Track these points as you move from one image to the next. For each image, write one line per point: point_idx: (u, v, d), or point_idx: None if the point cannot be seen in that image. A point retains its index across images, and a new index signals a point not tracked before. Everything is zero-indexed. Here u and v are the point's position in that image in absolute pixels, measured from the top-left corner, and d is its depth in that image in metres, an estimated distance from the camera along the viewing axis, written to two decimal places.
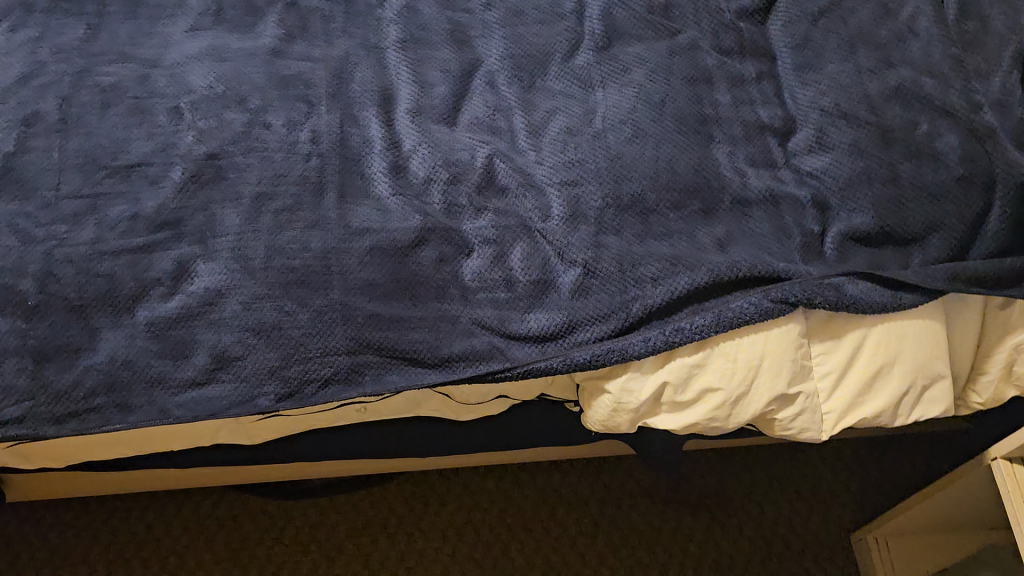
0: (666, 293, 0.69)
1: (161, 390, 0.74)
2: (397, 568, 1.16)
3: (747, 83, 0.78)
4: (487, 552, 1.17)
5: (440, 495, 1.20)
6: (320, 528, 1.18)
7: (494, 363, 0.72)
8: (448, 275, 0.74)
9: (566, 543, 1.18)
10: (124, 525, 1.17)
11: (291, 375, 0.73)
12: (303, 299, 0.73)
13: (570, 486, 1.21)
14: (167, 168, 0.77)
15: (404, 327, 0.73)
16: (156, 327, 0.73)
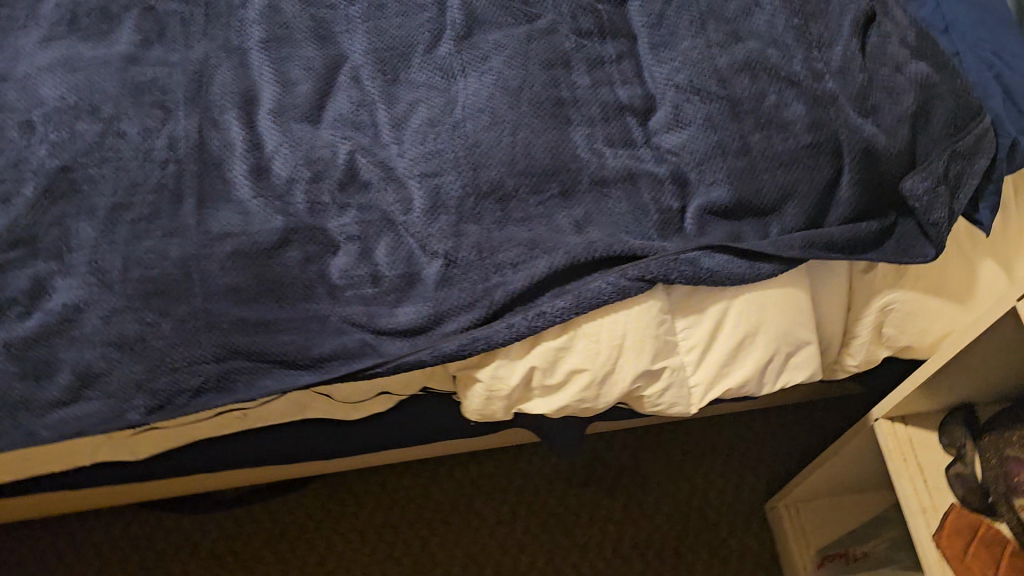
0: (526, 277, 0.69)
1: (27, 411, 0.73)
2: (317, 571, 1.16)
3: (606, 64, 0.78)
4: (408, 549, 1.17)
5: (357, 496, 1.19)
6: (236, 539, 1.17)
7: (364, 360, 0.73)
8: (314, 274, 0.74)
9: (486, 533, 1.18)
10: (32, 551, 1.14)
11: (159, 388, 0.72)
12: (164, 309, 0.72)
13: (487, 476, 1.21)
14: (19, 184, 0.76)
15: (272, 330, 0.73)
16: (15, 348, 0.72)
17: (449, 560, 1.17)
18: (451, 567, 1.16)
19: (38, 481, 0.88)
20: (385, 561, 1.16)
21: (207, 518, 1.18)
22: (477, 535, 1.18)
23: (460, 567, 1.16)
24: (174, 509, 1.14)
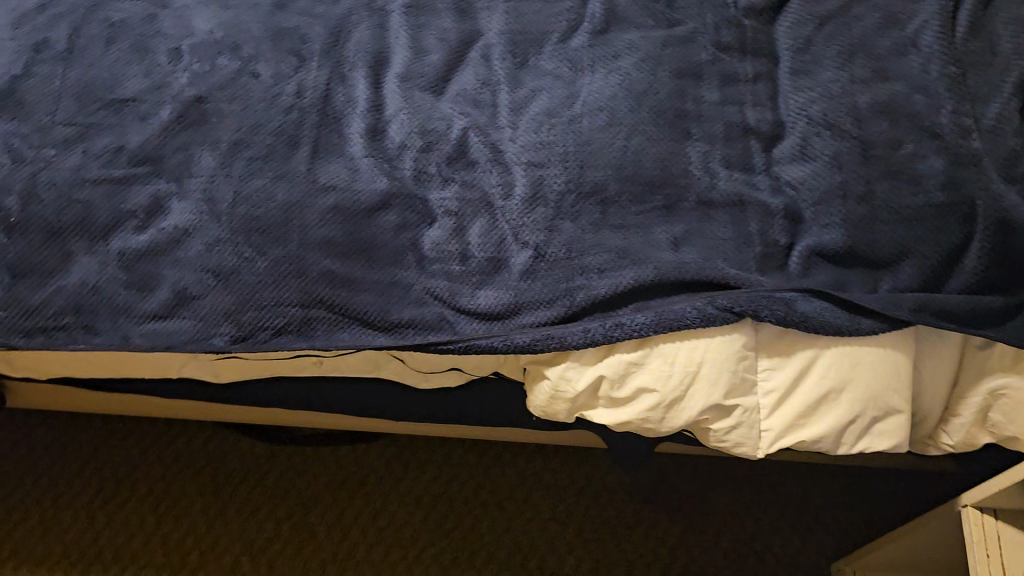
0: (610, 285, 0.68)
1: (126, 318, 0.77)
2: (368, 525, 1.17)
3: (741, 83, 0.75)
4: (459, 525, 1.17)
5: (421, 461, 1.21)
6: (301, 477, 1.21)
7: (439, 335, 0.73)
8: (407, 242, 0.75)
9: (537, 527, 1.17)
10: (121, 446, 1.22)
11: (245, 321, 0.75)
12: (262, 247, 0.74)
13: (550, 471, 1.20)
14: (157, 105, 0.80)
15: (356, 288, 0.74)
16: (126, 257, 0.77)
17: (496, 545, 1.16)
18: (498, 553, 1.16)
19: (123, 382, 0.92)
20: (434, 531, 1.17)
21: (280, 450, 1.23)
22: (530, 527, 1.17)
23: (506, 554, 1.15)
24: (251, 436, 1.19)
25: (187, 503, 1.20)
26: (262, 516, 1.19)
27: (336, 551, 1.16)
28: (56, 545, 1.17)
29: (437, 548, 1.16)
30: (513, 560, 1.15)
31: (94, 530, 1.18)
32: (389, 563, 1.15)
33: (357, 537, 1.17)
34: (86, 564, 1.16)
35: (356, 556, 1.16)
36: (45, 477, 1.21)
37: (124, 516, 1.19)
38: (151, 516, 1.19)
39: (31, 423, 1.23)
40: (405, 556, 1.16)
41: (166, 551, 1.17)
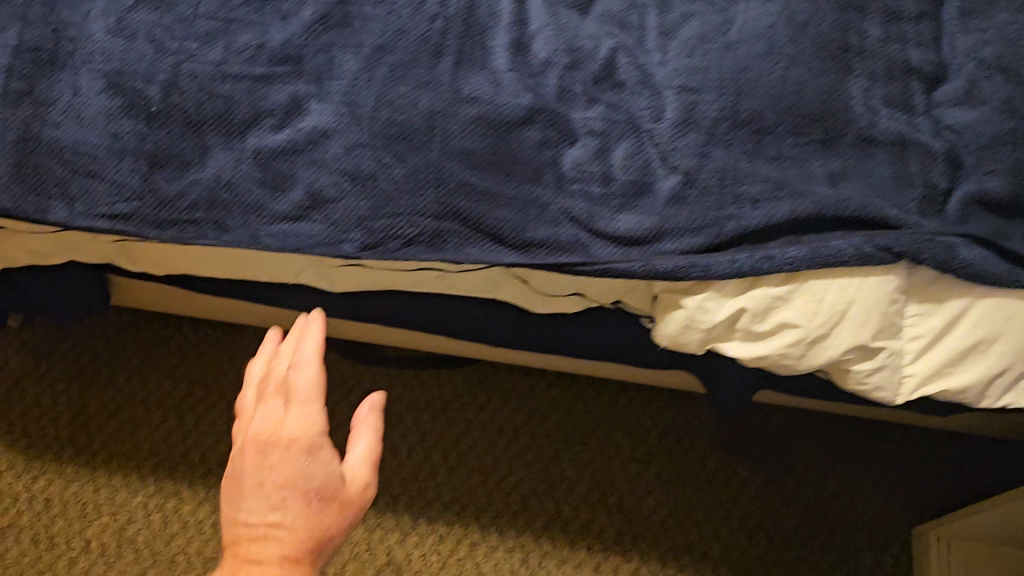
0: (763, 215, 0.66)
1: (257, 217, 0.77)
2: (450, 449, 1.19)
3: (904, 20, 0.72)
4: (540, 458, 1.18)
5: (505, 390, 1.22)
6: (386, 396, 1.22)
7: (574, 257, 0.72)
8: (546, 159, 0.73)
9: (618, 465, 1.18)
10: (210, 353, 1.24)
11: (377, 228, 0.75)
12: (401, 154, 0.74)
13: (633, 411, 1.20)
14: (299, 5, 0.79)
15: (493, 202, 0.73)
16: (262, 155, 0.77)
17: (576, 480, 1.17)
18: (577, 489, 1.17)
19: (235, 285, 0.93)
20: (515, 461, 1.18)
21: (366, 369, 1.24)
22: (610, 466, 1.18)
23: (586, 491, 1.16)
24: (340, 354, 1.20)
25: None
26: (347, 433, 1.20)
27: (417, 473, 1.17)
28: (146, 444, 1.20)
29: (518, 478, 1.17)
30: (592, 497, 1.16)
31: (183, 432, 1.21)
32: (469, 489, 1.17)
33: (439, 461, 1.18)
34: (173, 464, 1.19)
35: (437, 479, 1.17)
36: (136, 376, 1.23)
37: (212, 420, 1.21)
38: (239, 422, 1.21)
39: (123, 323, 1.25)
40: (486, 484, 1.17)
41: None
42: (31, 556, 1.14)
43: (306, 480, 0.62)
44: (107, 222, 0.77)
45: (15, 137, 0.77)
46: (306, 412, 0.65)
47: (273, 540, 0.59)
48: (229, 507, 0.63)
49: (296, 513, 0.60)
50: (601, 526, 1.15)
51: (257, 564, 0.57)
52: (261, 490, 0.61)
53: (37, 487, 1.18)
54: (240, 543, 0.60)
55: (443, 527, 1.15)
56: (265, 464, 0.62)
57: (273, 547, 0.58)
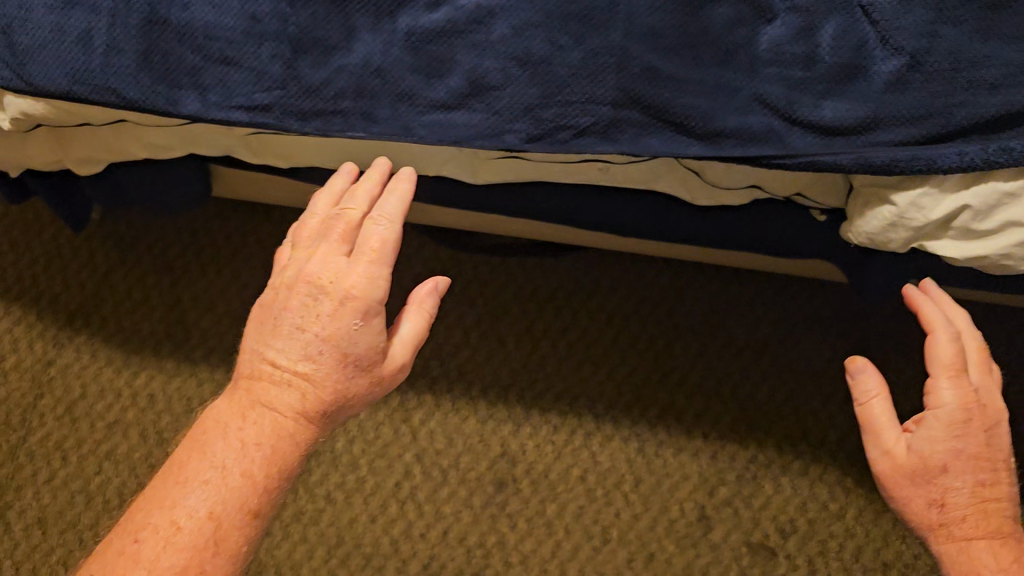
0: (1003, 103, 0.61)
1: (408, 107, 0.71)
2: (559, 340, 1.16)
3: None
4: (650, 347, 1.16)
5: (612, 278, 1.17)
6: (489, 286, 1.18)
7: (768, 149, 0.66)
8: (740, 39, 0.66)
9: (731, 353, 1.15)
10: None
11: (546, 118, 0.69)
12: (579, 35, 0.67)
13: (746, 298, 1.16)
14: None
15: (679, 88, 0.67)
16: (415, 38, 0.69)
17: (688, 367, 1.15)
18: (690, 377, 1.15)
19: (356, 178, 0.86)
20: (626, 350, 1.16)
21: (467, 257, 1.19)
22: (723, 353, 1.15)
23: (699, 378, 1.15)
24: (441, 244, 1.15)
25: None
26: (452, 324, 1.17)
27: (527, 365, 1.16)
28: (246, 337, 1.17)
29: (629, 367, 1.15)
30: (706, 385, 1.15)
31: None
32: (581, 380, 1.15)
33: (548, 352, 1.16)
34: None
35: (547, 369, 1.15)
36: (228, 269, 1.19)
37: None
38: None
39: (209, 214, 1.19)
40: (596, 373, 1.15)
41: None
42: (142, 452, 1.13)
43: (346, 343, 0.61)
44: (245, 114, 0.71)
45: (140, 19, 0.69)
46: (370, 270, 0.62)
47: (296, 389, 0.60)
48: (263, 325, 0.64)
49: (330, 371, 0.61)
50: (715, 415, 1.14)
51: (273, 411, 0.59)
52: (296, 333, 0.61)
53: (139, 383, 1.16)
54: (262, 371, 0.61)
55: (556, 418, 1.14)
56: (313, 311, 0.61)
57: (291, 397, 0.60)
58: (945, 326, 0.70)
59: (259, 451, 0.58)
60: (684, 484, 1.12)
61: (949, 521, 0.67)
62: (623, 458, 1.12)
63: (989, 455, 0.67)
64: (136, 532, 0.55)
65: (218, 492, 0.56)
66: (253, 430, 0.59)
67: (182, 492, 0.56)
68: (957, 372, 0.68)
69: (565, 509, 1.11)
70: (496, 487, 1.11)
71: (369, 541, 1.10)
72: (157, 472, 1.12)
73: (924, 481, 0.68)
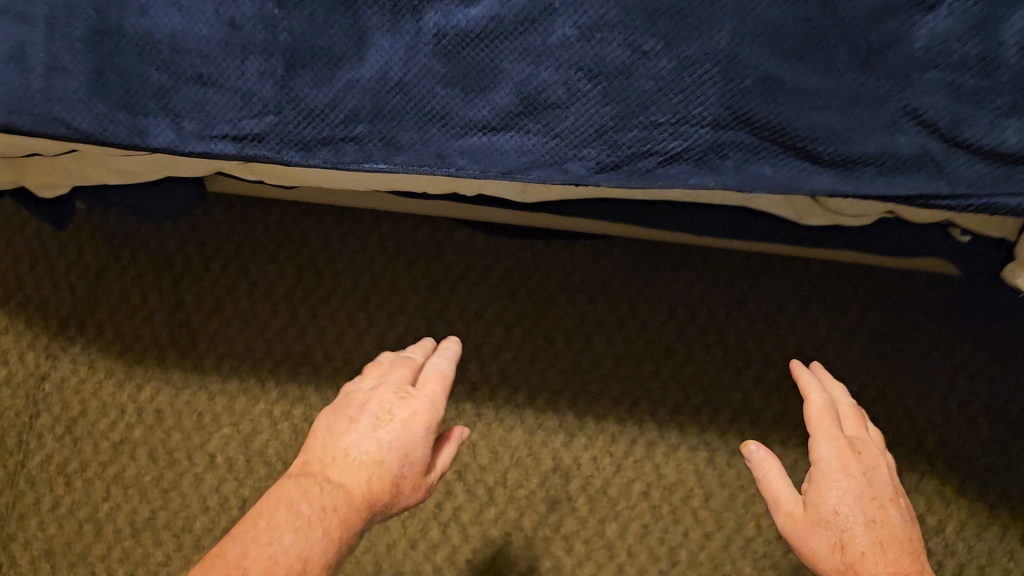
0: None
1: (444, 128, 0.55)
2: (615, 335, 1.02)
3: None
4: (721, 340, 1.01)
5: (675, 262, 1.02)
6: (533, 274, 1.03)
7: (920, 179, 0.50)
8: (890, 34, 0.49)
9: (814, 346, 1.01)
10: (317, 234, 1.06)
11: (623, 142, 0.53)
12: (669, 36, 0.50)
13: (830, 282, 1.01)
14: None
15: (804, 103, 0.50)
16: (447, 41, 0.53)
17: (764, 362, 1.01)
18: (768, 374, 1.01)
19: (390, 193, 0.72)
20: (692, 344, 1.01)
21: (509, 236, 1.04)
22: (805, 346, 1.01)
23: (777, 375, 1.01)
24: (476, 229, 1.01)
25: (400, 302, 1.05)
26: (493, 321, 1.03)
27: (580, 365, 1.02)
28: (262, 342, 1.05)
29: (696, 364, 1.01)
30: (786, 382, 1.01)
31: (301, 327, 1.05)
32: (642, 381, 1.01)
33: (603, 348, 1.02)
34: (296, 364, 1.04)
35: (604, 368, 1.02)
36: (235, 266, 1.06)
37: (331, 311, 1.05)
38: (363, 313, 1.05)
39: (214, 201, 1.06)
40: (659, 372, 1.01)
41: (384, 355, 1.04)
42: (153, 475, 1.02)
43: (418, 425, 0.63)
44: (232, 145, 0.55)
45: (84, 30, 0.52)
46: (435, 396, 0.66)
47: (363, 475, 0.60)
48: (332, 419, 0.65)
49: (402, 443, 0.62)
50: (795, 417, 1.00)
51: (341, 489, 0.59)
52: (367, 417, 0.63)
53: (144, 397, 1.04)
54: (328, 453, 0.61)
55: (614, 425, 1.01)
56: (386, 411, 0.63)
57: (359, 480, 0.59)
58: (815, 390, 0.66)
59: (333, 503, 0.58)
60: (762, 498, 0.99)
61: (854, 564, 0.57)
62: (692, 469, 1.00)
63: (878, 492, 0.60)
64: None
65: (294, 535, 0.56)
66: (323, 499, 0.58)
67: (265, 538, 0.55)
68: (828, 423, 0.64)
69: (626, 529, 0.99)
70: (548, 506, 0.99)
71: (409, 570, 0.99)
72: (171, 497, 1.01)
73: (822, 528, 0.59)
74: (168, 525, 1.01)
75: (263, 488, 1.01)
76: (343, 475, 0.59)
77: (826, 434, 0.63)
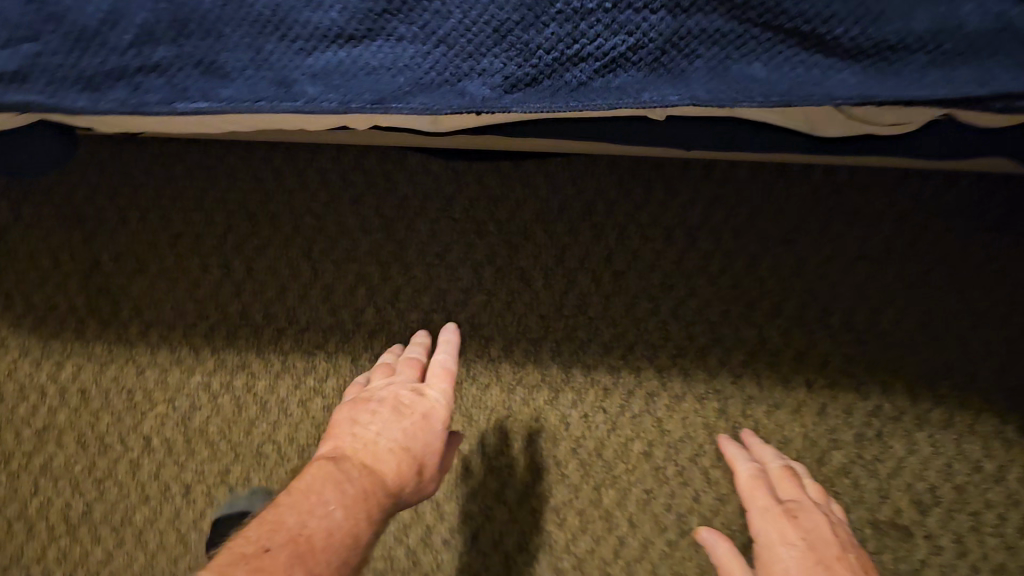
0: None
1: (301, 53, 0.45)
2: (603, 271, 0.86)
3: None
4: (729, 268, 0.85)
5: (671, 179, 0.86)
6: (502, 206, 0.87)
7: (889, 72, 0.43)
8: None
9: (843, 267, 0.85)
10: (246, 168, 0.90)
11: (517, 46, 0.45)
12: None
13: (859, 188, 0.85)
14: None
15: None
16: None
17: (783, 293, 0.85)
18: (788, 306, 0.85)
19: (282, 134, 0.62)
20: (696, 276, 0.85)
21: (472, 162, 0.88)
22: (829, 270, 0.85)
23: (800, 305, 0.85)
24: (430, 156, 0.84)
25: (348, 247, 0.88)
26: (459, 263, 0.87)
27: (563, 307, 0.86)
28: (192, 303, 0.90)
29: (702, 300, 0.85)
30: (810, 314, 0.85)
31: (235, 283, 0.89)
32: (637, 323, 0.86)
33: (589, 287, 0.86)
34: (233, 326, 0.89)
35: (591, 309, 0.86)
36: (154, 215, 0.90)
37: (267, 261, 0.89)
38: (304, 262, 0.89)
39: (127, 144, 0.91)
40: (657, 311, 0.85)
41: (334, 310, 0.88)
42: (83, 464, 0.89)
43: (436, 420, 0.68)
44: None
45: None
46: (444, 392, 0.71)
47: (394, 456, 0.63)
48: (358, 405, 0.69)
49: (423, 434, 0.66)
50: (823, 354, 0.84)
51: (372, 472, 0.61)
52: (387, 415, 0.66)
53: (66, 376, 0.90)
54: (362, 437, 0.65)
55: (607, 376, 0.85)
56: (406, 405, 0.68)
57: (391, 463, 0.63)
58: (744, 461, 0.73)
59: (372, 482, 0.61)
60: (784, 452, 0.84)
61: None
62: (701, 423, 0.85)
63: (823, 554, 0.59)
64: (263, 550, 0.53)
65: (344, 510, 0.58)
66: (352, 488, 0.59)
67: (317, 512, 0.57)
68: (760, 492, 0.68)
69: (627, 495, 0.84)
70: (535, 474, 0.85)
71: (378, 558, 0.85)
72: (106, 488, 0.88)
73: None
74: (104, 519, 0.88)
75: (208, 471, 0.88)
76: (376, 459, 0.62)
77: (760, 510, 0.66)
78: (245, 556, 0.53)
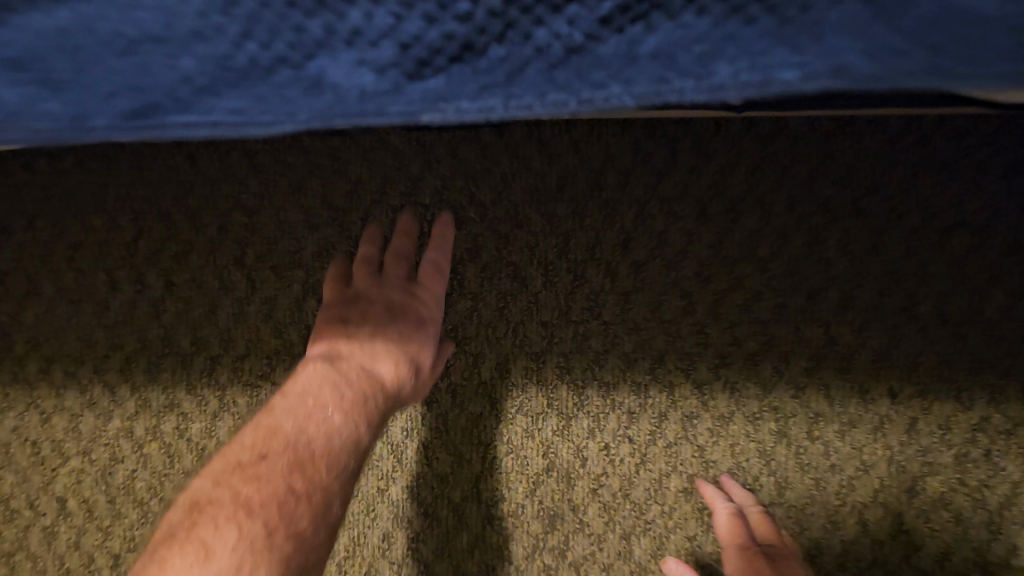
0: None
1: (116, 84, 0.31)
2: (619, 263, 0.66)
3: None
4: (789, 258, 0.65)
5: (702, 138, 0.65)
6: (483, 185, 0.67)
7: (1001, 37, 0.28)
8: None
9: (934, 242, 0.65)
10: (154, 154, 0.70)
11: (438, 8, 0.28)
12: None
13: (953, 137, 0.64)
14: None
15: None
16: None
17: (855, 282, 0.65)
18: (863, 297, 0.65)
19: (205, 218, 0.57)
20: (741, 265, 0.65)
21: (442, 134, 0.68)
22: (916, 245, 0.65)
23: (881, 299, 0.65)
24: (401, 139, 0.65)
25: (291, 249, 0.69)
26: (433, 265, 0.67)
27: (572, 311, 0.67)
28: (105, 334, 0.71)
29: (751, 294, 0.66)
30: (890, 307, 0.65)
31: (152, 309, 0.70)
32: (668, 326, 0.66)
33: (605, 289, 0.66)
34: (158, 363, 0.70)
35: (611, 316, 0.66)
36: (44, 221, 0.71)
37: (193, 272, 0.70)
38: (238, 271, 0.69)
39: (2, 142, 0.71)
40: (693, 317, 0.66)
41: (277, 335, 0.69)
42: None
43: (428, 325, 0.60)
44: None
45: None
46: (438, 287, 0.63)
47: (390, 359, 0.55)
48: (345, 302, 0.60)
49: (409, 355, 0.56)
50: (910, 354, 0.65)
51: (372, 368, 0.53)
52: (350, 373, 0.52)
53: None
54: (358, 326, 0.57)
55: (631, 397, 0.67)
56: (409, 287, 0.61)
57: (387, 368, 0.54)
58: (721, 501, 0.64)
59: (370, 391, 0.52)
60: (863, 481, 0.66)
61: None
62: (755, 450, 0.66)
63: None
64: (258, 457, 0.46)
65: (344, 414, 0.49)
66: (352, 373, 0.52)
67: (316, 416, 0.48)
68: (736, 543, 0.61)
69: (664, 545, 0.67)
70: (546, 525, 0.67)
71: None
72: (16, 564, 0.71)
73: None
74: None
75: (139, 538, 0.71)
76: (365, 381, 0.52)
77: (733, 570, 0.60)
78: (240, 464, 0.46)
